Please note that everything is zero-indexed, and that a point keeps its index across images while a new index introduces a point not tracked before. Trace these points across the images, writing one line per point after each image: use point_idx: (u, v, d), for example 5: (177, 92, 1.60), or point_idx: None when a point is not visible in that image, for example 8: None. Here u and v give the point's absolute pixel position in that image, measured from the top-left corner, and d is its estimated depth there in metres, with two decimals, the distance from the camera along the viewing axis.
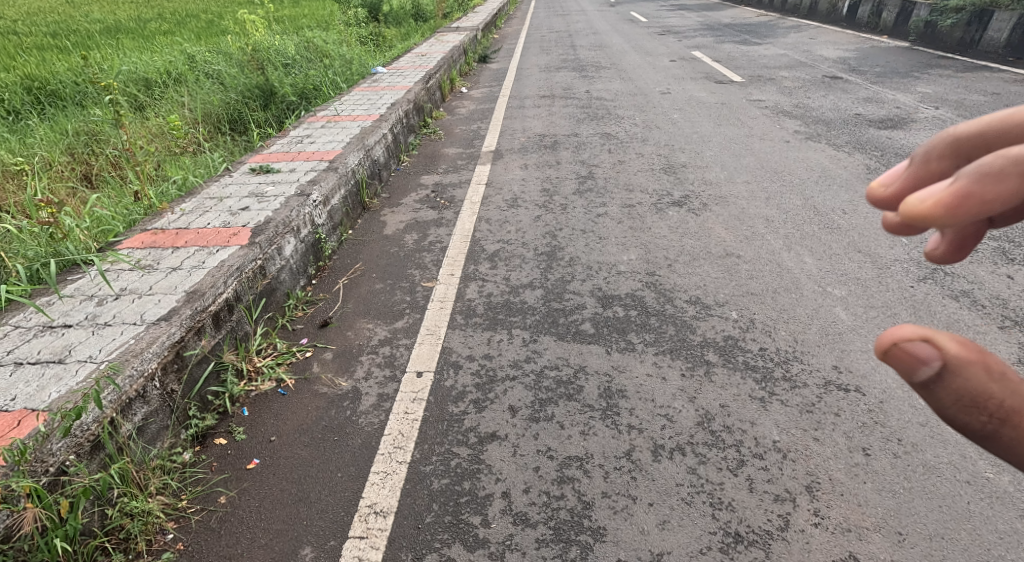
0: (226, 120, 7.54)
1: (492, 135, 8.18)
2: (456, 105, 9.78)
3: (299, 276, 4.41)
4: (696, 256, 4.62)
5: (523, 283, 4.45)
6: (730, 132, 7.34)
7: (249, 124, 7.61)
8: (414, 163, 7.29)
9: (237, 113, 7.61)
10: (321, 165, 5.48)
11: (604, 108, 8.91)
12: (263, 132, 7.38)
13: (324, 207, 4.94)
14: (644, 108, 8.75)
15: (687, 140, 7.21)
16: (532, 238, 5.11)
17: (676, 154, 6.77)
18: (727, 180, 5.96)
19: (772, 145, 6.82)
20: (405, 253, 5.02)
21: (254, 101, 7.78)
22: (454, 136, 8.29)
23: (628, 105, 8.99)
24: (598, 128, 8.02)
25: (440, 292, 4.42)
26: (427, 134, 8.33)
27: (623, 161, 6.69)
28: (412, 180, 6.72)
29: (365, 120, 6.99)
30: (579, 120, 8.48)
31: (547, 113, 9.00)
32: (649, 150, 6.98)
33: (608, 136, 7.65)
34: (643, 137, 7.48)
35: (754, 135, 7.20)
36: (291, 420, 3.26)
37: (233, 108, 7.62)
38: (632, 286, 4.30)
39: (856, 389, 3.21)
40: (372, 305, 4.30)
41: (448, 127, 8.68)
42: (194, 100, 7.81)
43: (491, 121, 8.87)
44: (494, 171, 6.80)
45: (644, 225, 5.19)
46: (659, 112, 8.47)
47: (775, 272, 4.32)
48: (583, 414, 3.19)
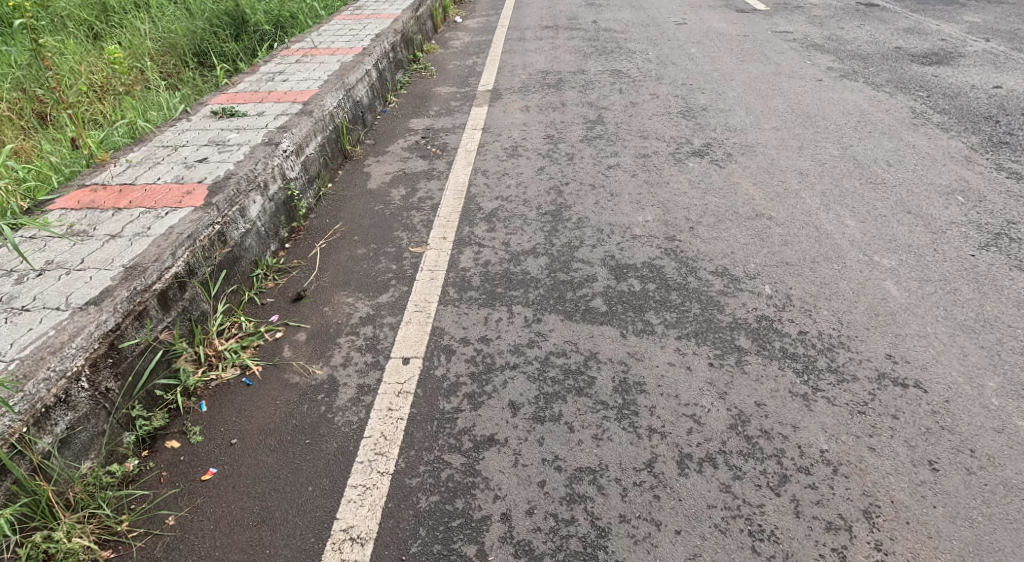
0: (192, 51, 6.85)
1: (489, 72, 7.43)
2: (450, 36, 9.00)
3: (270, 240, 3.89)
4: (722, 217, 4.13)
5: (525, 249, 3.96)
6: (755, 69, 6.84)
7: (221, 57, 6.86)
8: (403, 103, 6.62)
9: (204, 43, 6.91)
10: (293, 107, 4.84)
11: (615, 40, 8.21)
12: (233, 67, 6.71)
13: (296, 157, 4.36)
14: (659, 40, 8.07)
15: (706, 80, 6.59)
16: (535, 195, 4.58)
17: (695, 95, 6.19)
18: (753, 126, 5.46)
19: (801, 85, 6.33)
20: (392, 211, 4.53)
21: (223, 30, 7.10)
22: (448, 73, 7.59)
23: (641, 37, 8.26)
24: (609, 65, 7.35)
25: (430, 259, 3.93)
26: (417, 71, 7.54)
27: (636, 104, 6.09)
28: (399, 124, 6.08)
29: (345, 54, 6.26)
30: (588, 52, 7.83)
31: (551, 46, 8.26)
32: (665, 90, 6.35)
33: (619, 74, 6.98)
34: (658, 75, 6.85)
35: (782, 72, 6.71)
36: (257, 418, 2.79)
37: (199, 38, 6.91)
38: (649, 254, 3.82)
39: (916, 384, 2.74)
40: (353, 275, 3.82)
41: (440, 63, 7.91)
42: (155, 28, 7.10)
43: (489, 55, 8.11)
44: (491, 114, 6.18)
45: (663, 180, 4.67)
46: (674, 47, 7.79)
47: (813, 237, 3.85)
48: (596, 413, 2.73)
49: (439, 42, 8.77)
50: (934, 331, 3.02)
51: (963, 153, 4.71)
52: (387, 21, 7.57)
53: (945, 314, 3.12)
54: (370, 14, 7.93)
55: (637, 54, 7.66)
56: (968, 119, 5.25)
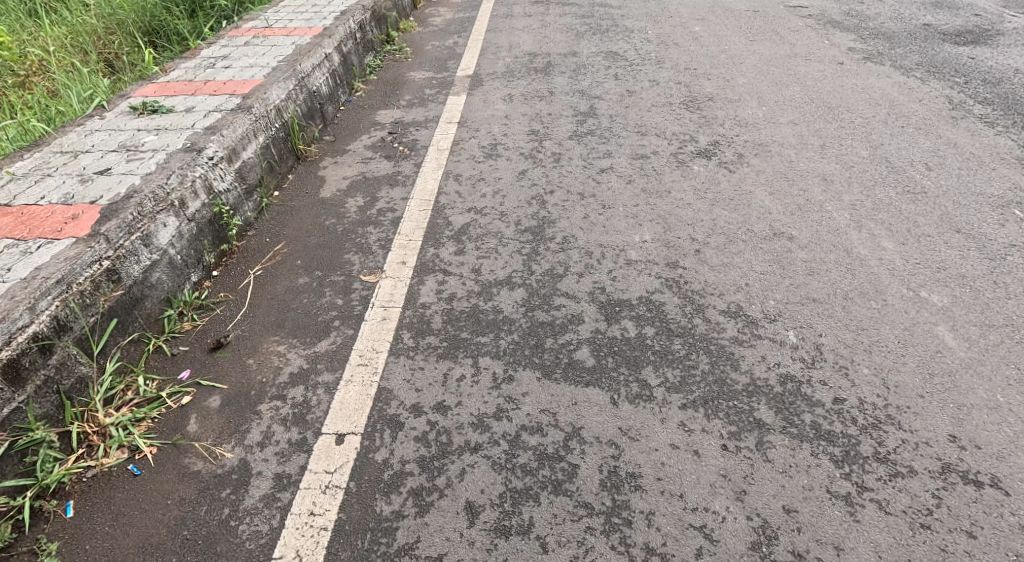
0: (146, 30, 6.58)
1: (470, 53, 6.76)
2: (431, 15, 8.29)
3: (189, 270, 3.22)
4: (734, 236, 3.50)
5: (499, 280, 3.32)
6: (764, 50, 6.28)
7: (174, 35, 6.61)
8: (371, 91, 5.92)
9: (157, 21, 6.62)
10: (230, 101, 4.14)
11: (613, 22, 7.56)
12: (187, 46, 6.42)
13: (228, 164, 3.68)
14: (662, 21, 7.43)
15: (712, 65, 5.94)
16: (514, 209, 3.92)
17: (700, 81, 5.59)
18: (767, 118, 4.84)
19: (819, 69, 5.72)
20: (345, 227, 3.86)
21: (177, 7, 6.78)
22: (425, 55, 6.90)
23: (640, 18, 7.61)
24: (605, 48, 6.68)
25: (384, 293, 3.29)
26: (390, 53, 6.85)
27: (633, 92, 5.48)
28: (366, 116, 5.40)
29: (302, 34, 5.53)
30: (584, 34, 7.21)
31: (541, 27, 7.57)
32: (665, 76, 5.74)
33: (615, 56, 6.40)
34: (659, 60, 6.19)
35: (797, 54, 6.11)
36: (136, 529, 2.15)
37: (151, 16, 6.63)
38: (646, 287, 3.19)
39: (993, 483, 2.12)
40: (290, 313, 3.16)
41: (417, 44, 7.25)
42: (110, 10, 6.87)
43: (471, 34, 7.43)
44: (470, 104, 5.51)
45: (663, 188, 4.03)
46: (676, 29, 7.12)
47: (843, 263, 3.22)
48: (577, 523, 2.10)
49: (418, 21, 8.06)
50: (1007, 402, 2.39)
51: (1014, 152, 4.09)
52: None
53: (1018, 376, 2.49)
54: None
55: (636, 36, 7.00)
56: (1015, 111, 4.63)
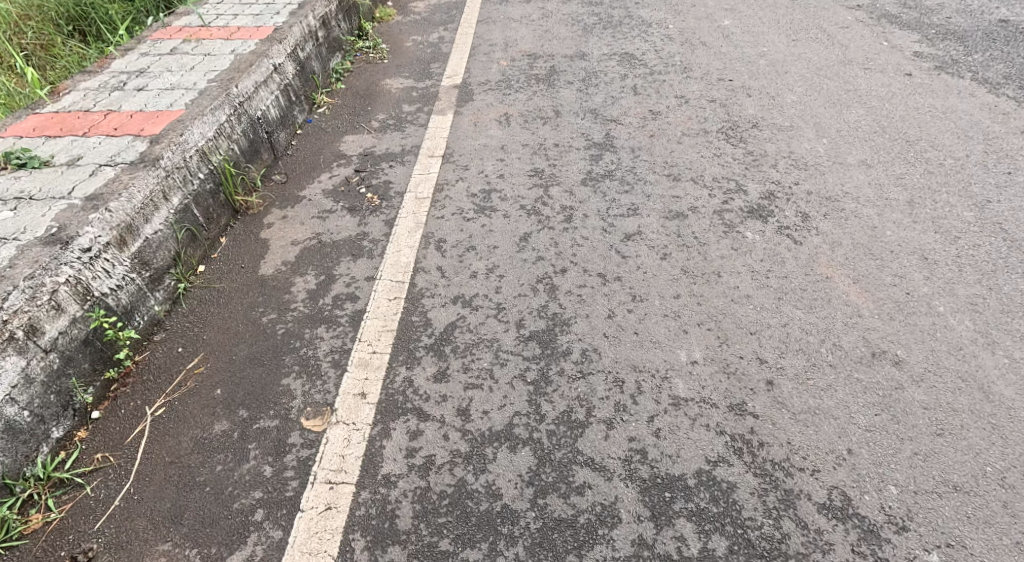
0: (70, 16, 5.57)
1: (458, 54, 5.82)
2: (413, 1, 7.19)
3: (47, 428, 2.27)
4: (817, 358, 2.55)
5: (494, 432, 2.35)
6: (809, 52, 5.34)
7: (104, 24, 5.56)
8: (340, 105, 4.97)
9: (84, 5, 5.60)
10: (132, 148, 3.10)
11: (628, 13, 6.52)
12: (117, 37, 5.41)
13: (119, 251, 2.67)
14: (684, 13, 6.41)
15: (749, 77, 4.97)
16: (514, 303, 2.96)
17: (738, 100, 4.66)
18: (831, 157, 3.88)
19: (883, 83, 4.74)
20: (287, 327, 2.86)
21: None
22: (404, 57, 5.88)
23: (659, 8, 6.57)
24: (620, 50, 5.68)
25: (331, 455, 2.29)
26: (364, 51, 5.92)
27: (657, 115, 4.55)
28: (328, 143, 4.44)
29: (245, 39, 4.47)
30: (594, 29, 6.18)
31: (541, 19, 6.51)
32: (694, 92, 4.83)
33: (630, 61, 5.45)
34: (685, 69, 5.21)
35: (852, 60, 5.15)
36: None
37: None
38: (704, 452, 2.23)
39: None
40: (191, 493, 2.18)
41: (397, 38, 6.31)
42: None
43: (460, 27, 6.48)
44: (456, 129, 4.59)
45: (710, 268, 3.08)
46: (702, 24, 6.11)
47: (984, 415, 2.27)
48: None
49: (397, 9, 6.96)
50: None
51: None
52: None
53: None
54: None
55: (655, 33, 5.97)
56: None
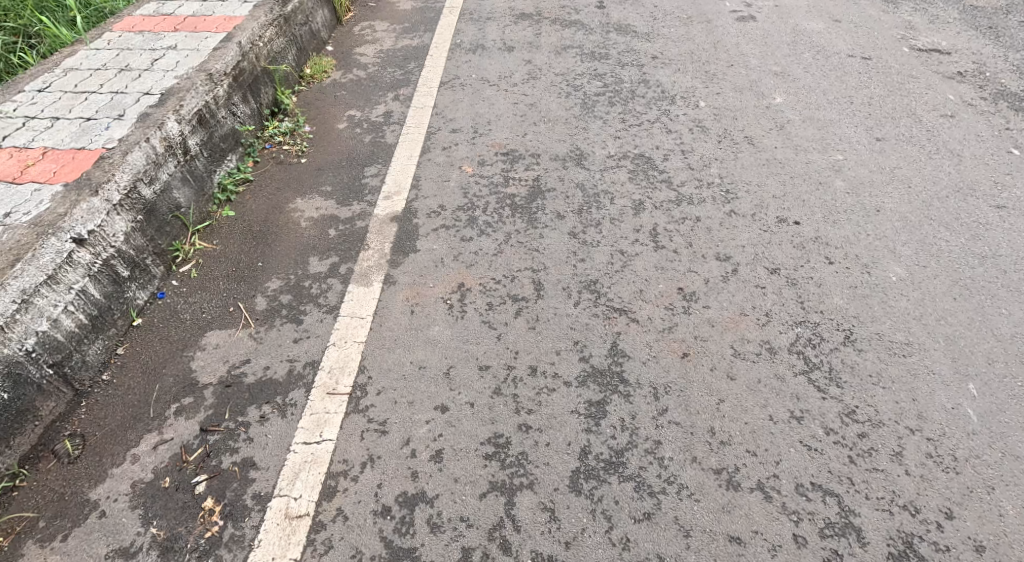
0: None
1: (408, 147, 4.16)
2: (360, 44, 5.47)
3: None
4: None
5: None
6: (907, 165, 3.72)
7: None
8: (221, 256, 3.35)
9: None
10: None
11: (643, 73, 4.84)
12: None
13: None
14: (717, 76, 4.73)
15: (824, 221, 3.36)
16: None
17: (815, 270, 3.08)
18: (993, 437, 2.33)
19: None
20: None
21: None
22: (333, 148, 4.22)
23: (684, 66, 4.88)
24: (634, 147, 4.04)
25: None
26: (280, 137, 4.25)
27: (693, 301, 2.97)
28: (175, 350, 2.83)
29: (43, 184, 2.92)
30: (596, 102, 4.50)
31: (528, 80, 4.82)
32: (745, 249, 3.25)
33: (649, 171, 3.82)
34: (727, 195, 3.59)
35: (977, 184, 3.53)
36: None
37: None
38: None
39: None
40: None
41: (328, 109, 4.64)
42: None
43: (418, 91, 4.77)
44: (383, 321, 2.98)
45: None
46: (745, 99, 4.44)
47: None
48: None
49: (336, 58, 5.25)
50: None
51: None
52: (202, 42, 4.04)
53: None
54: (184, 19, 4.38)
55: (680, 114, 4.31)
56: None
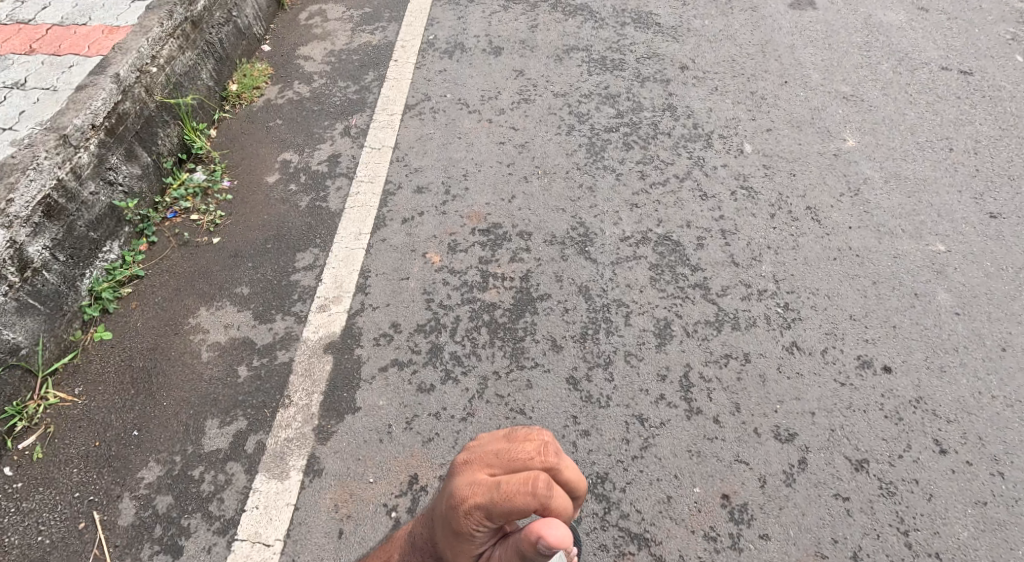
0: None
1: (359, 218, 3.14)
2: (308, 40, 4.30)
3: None
4: None
5: None
6: None
7: None
8: (82, 414, 2.40)
9: None
10: None
11: (670, 93, 3.71)
12: None
13: None
14: (767, 100, 3.60)
15: (928, 369, 2.39)
16: None
17: (921, 468, 2.15)
18: None
19: None
20: None
21: None
22: (257, 213, 3.19)
23: (724, 82, 3.74)
24: (658, 222, 3.02)
25: None
26: (189, 197, 3.21)
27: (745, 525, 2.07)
28: None
29: None
30: (607, 144, 3.43)
31: (520, 104, 3.72)
32: (815, 417, 2.29)
33: (678, 267, 2.83)
34: (788, 315, 2.60)
35: None
36: None
37: None
38: None
39: None
40: None
41: (257, 146, 3.56)
42: None
43: (378, 120, 3.67)
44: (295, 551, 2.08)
45: None
46: (805, 141, 3.35)
47: None
48: None
49: (275, 63, 4.10)
50: None
51: None
52: (60, 75, 2.99)
53: None
54: (46, 31, 3.32)
55: (718, 166, 3.25)
56: None
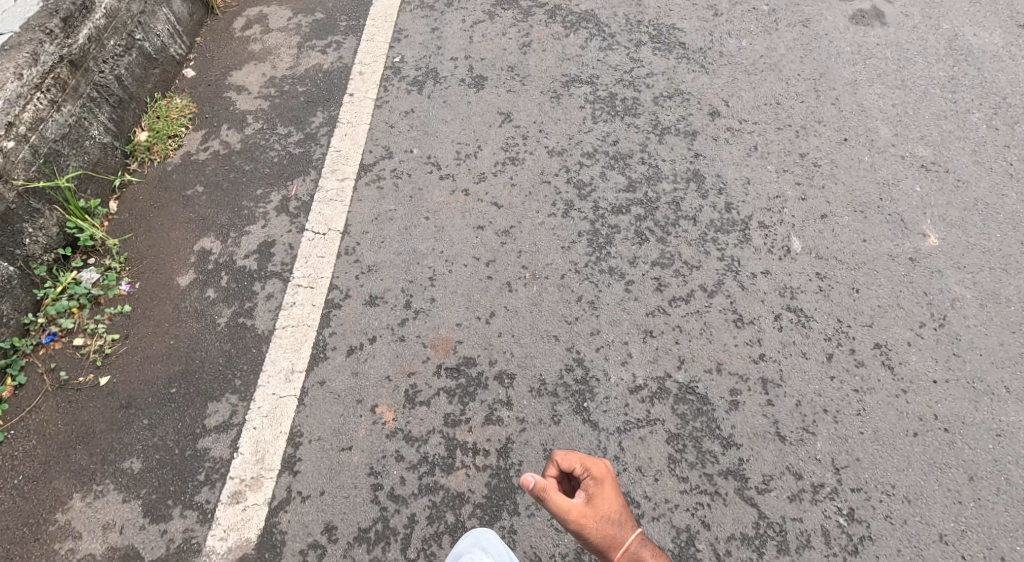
0: None
1: (292, 347, 2.43)
2: (243, 62, 3.45)
3: None
4: None
5: None
6: None
7: None
8: None
9: None
10: None
11: (696, 153, 2.91)
12: None
13: None
14: (822, 167, 2.81)
15: None
16: None
17: None
18: None
19: None
20: None
21: None
22: (161, 334, 2.46)
23: (766, 137, 2.94)
24: (679, 362, 2.31)
25: None
26: (72, 312, 2.49)
27: None
28: None
29: None
30: (615, 233, 2.68)
31: (504, 168, 2.95)
32: None
33: (707, 438, 2.14)
34: (853, 534, 1.96)
35: None
36: None
37: None
38: None
39: None
40: None
41: (169, 225, 2.79)
42: None
43: (324, 189, 2.89)
44: None
45: None
46: (868, 235, 2.58)
47: None
48: None
49: (199, 97, 3.27)
50: None
51: None
52: None
53: None
54: None
55: (758, 274, 2.51)
56: None
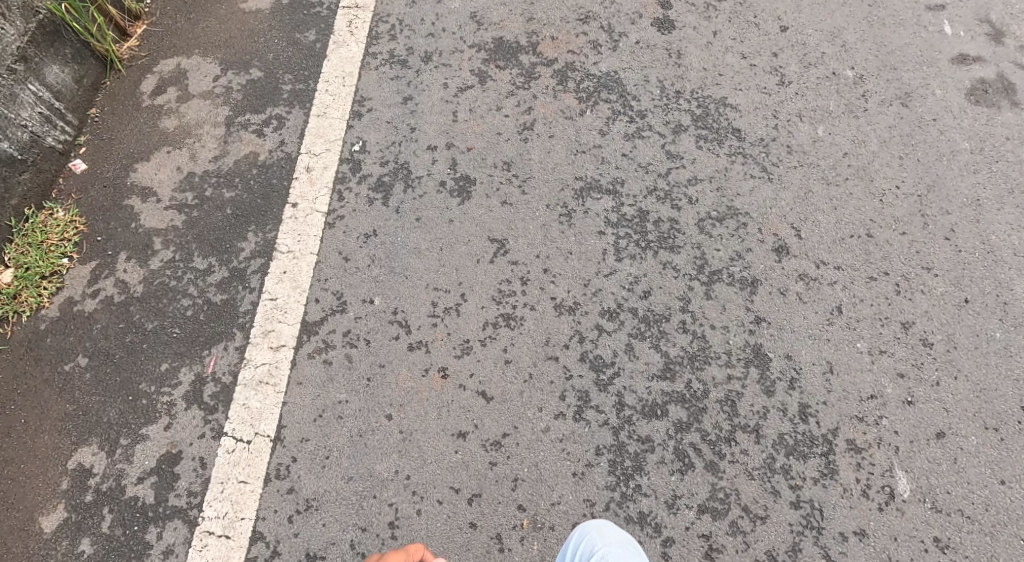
0: None
1: None
2: (151, 147, 2.59)
3: None
4: None
5: None
6: None
7: None
8: None
9: None
10: None
11: (759, 316, 2.13)
12: None
13: None
14: (933, 348, 2.04)
15: None
16: None
17: None
18: None
19: None
20: None
21: None
22: None
23: (855, 293, 2.15)
24: None
25: None
26: None
27: None
28: None
29: None
30: (647, 452, 1.94)
31: (497, 331, 2.17)
32: None
33: None
34: None
35: None
36: None
37: None
38: None
39: None
40: None
41: (36, 423, 2.04)
42: None
43: (249, 366, 2.14)
44: None
45: None
46: (1012, 470, 1.87)
47: None
48: None
49: (91, 205, 2.45)
50: None
51: None
52: None
53: None
54: None
55: (846, 535, 1.80)
56: None
